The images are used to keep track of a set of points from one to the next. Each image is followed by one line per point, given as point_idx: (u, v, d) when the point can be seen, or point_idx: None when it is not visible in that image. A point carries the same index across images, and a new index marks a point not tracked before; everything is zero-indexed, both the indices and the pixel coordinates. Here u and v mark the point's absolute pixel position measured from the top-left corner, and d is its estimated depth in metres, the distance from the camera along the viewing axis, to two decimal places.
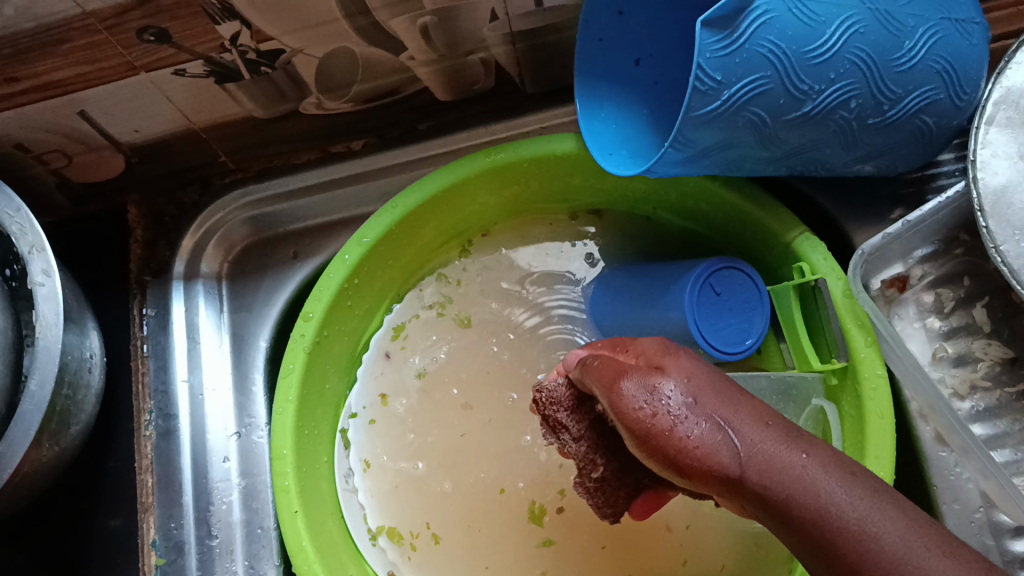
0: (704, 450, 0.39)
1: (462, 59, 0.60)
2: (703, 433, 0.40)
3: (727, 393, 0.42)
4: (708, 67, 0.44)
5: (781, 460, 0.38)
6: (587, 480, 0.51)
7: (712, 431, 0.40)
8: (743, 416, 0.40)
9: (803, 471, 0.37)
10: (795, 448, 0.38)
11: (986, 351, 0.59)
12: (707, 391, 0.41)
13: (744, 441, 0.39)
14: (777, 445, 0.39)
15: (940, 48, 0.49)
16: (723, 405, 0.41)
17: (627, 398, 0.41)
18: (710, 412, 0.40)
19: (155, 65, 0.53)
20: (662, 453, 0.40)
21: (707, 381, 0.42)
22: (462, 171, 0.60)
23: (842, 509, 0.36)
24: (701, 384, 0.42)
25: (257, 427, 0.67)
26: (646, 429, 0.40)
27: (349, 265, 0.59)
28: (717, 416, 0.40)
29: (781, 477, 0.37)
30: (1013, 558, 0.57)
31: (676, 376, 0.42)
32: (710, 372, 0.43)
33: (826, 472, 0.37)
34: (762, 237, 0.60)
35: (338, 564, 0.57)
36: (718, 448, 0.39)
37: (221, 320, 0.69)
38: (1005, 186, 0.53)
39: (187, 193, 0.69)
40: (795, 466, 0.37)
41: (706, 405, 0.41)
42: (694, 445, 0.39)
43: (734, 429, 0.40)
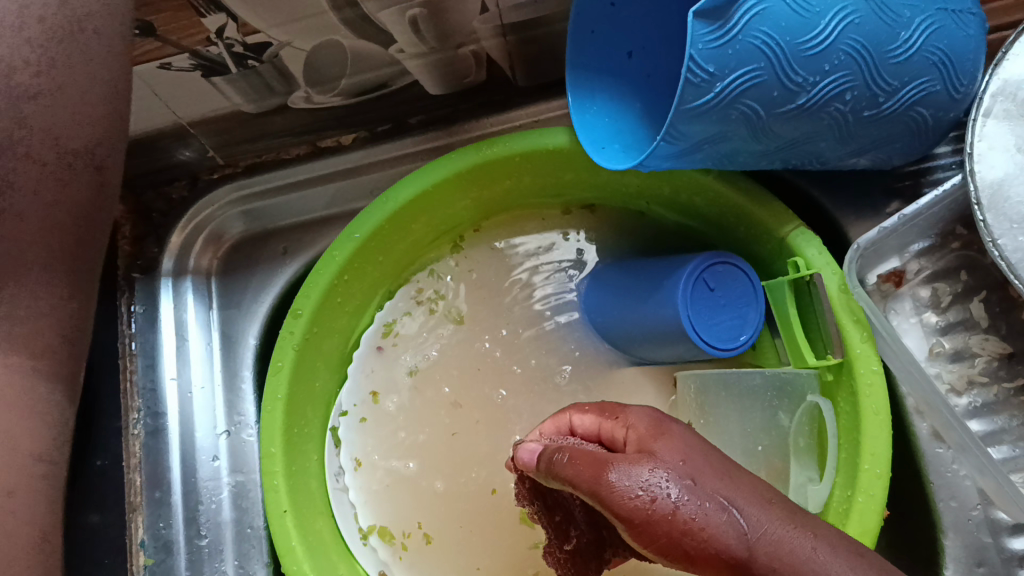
0: (713, 534, 0.35)
1: (452, 52, 0.59)
2: (708, 515, 0.35)
3: (723, 472, 0.38)
4: (700, 59, 0.44)
5: (790, 546, 0.35)
6: (558, 551, 0.51)
7: (716, 512, 0.36)
8: (745, 496, 0.37)
9: (814, 557, 0.34)
10: (804, 532, 0.36)
11: (983, 346, 0.59)
12: (701, 471, 0.38)
13: (750, 521, 0.36)
14: (784, 525, 0.36)
15: (937, 39, 0.48)
16: (722, 486, 0.37)
17: (619, 484, 0.36)
18: (710, 492, 0.37)
19: (141, 58, 0.52)
20: (662, 542, 0.35)
21: (697, 460, 0.39)
22: (453, 165, 0.59)
23: None
24: (696, 464, 0.38)
25: (247, 425, 0.66)
26: (647, 516, 0.35)
27: (339, 261, 0.58)
28: (719, 496, 0.36)
29: (794, 562, 0.34)
30: (1011, 555, 0.57)
31: (663, 461, 0.38)
32: (700, 454, 0.39)
33: (835, 553, 0.35)
34: (756, 231, 0.60)
35: (329, 565, 0.57)
36: (726, 534, 0.35)
37: (210, 318, 0.68)
38: (1003, 180, 0.52)
39: (174, 188, 0.68)
40: (804, 548, 0.35)
41: (703, 484, 0.37)
42: (703, 530, 0.35)
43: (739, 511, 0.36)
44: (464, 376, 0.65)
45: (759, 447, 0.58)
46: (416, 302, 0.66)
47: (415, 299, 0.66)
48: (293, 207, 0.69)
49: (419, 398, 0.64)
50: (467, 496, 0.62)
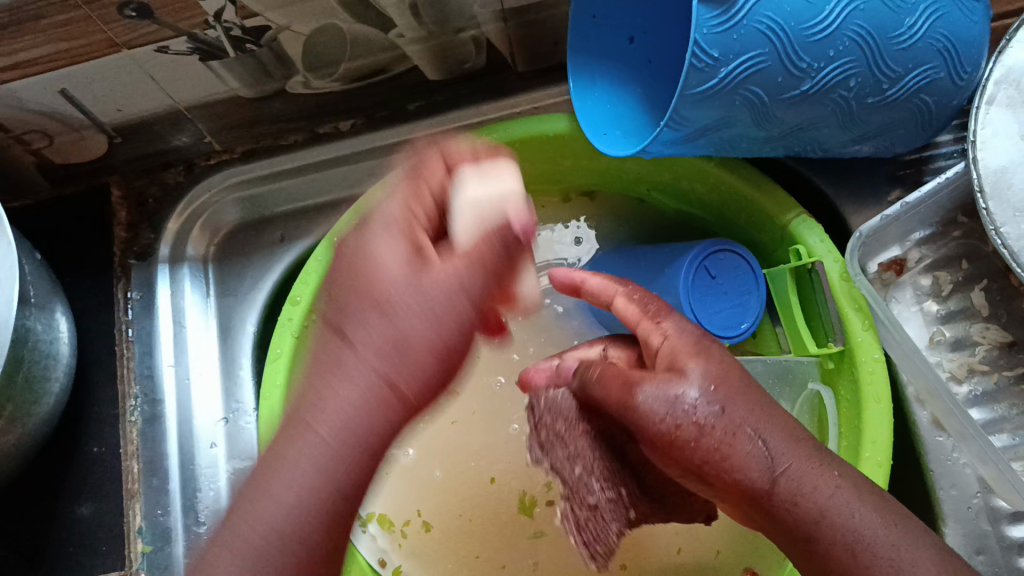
0: (738, 471, 0.41)
1: (451, 37, 0.58)
2: (737, 444, 0.41)
3: (753, 398, 0.43)
4: (704, 43, 0.43)
5: (813, 484, 0.42)
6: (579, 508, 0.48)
7: (743, 440, 0.42)
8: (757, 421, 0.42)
9: (840, 495, 0.42)
10: (828, 471, 0.42)
11: (984, 335, 0.59)
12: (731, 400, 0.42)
13: (774, 456, 0.42)
14: (808, 463, 0.42)
15: (941, 25, 0.48)
16: (748, 419, 0.42)
17: (656, 406, 0.41)
18: (737, 424, 0.42)
19: (138, 41, 0.52)
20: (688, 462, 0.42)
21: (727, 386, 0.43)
22: (453, 151, 0.59)
23: (874, 538, 0.41)
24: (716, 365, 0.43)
25: (245, 412, 0.66)
26: (684, 442, 0.41)
27: (337, 247, 0.58)
28: (740, 428, 0.42)
29: (815, 498, 0.41)
30: (1011, 543, 0.57)
31: (704, 371, 0.43)
32: (731, 372, 0.44)
33: (856, 496, 0.42)
34: (756, 219, 0.60)
35: (328, 554, 0.56)
36: (755, 476, 0.41)
37: (208, 303, 0.68)
38: (1006, 167, 0.52)
39: (170, 173, 0.68)
40: (829, 489, 0.42)
41: (732, 419, 0.42)
42: (729, 462, 0.41)
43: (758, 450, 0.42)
44: (463, 364, 0.64)
45: None
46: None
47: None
48: (290, 193, 0.69)
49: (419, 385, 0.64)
50: (464, 486, 0.62)
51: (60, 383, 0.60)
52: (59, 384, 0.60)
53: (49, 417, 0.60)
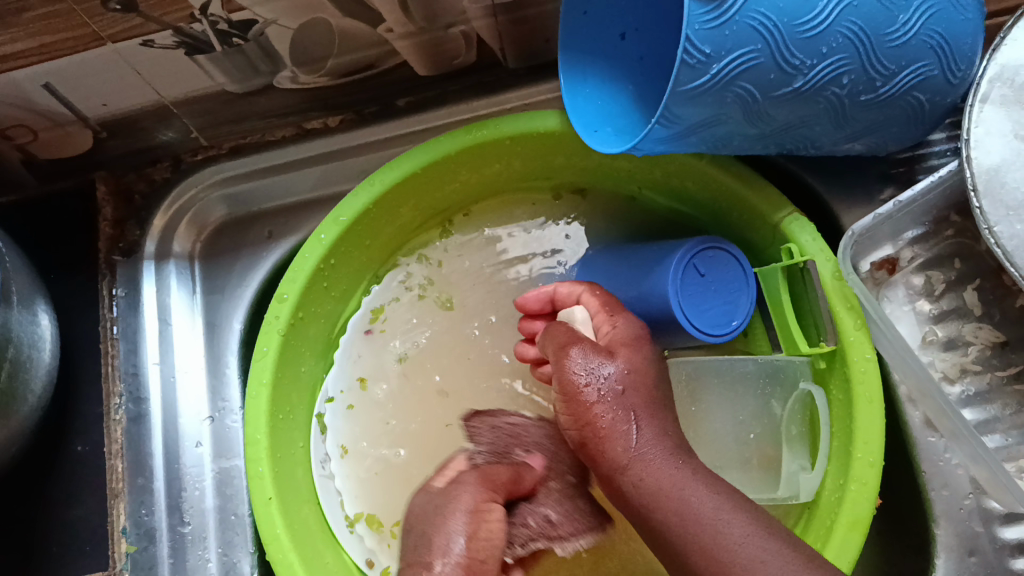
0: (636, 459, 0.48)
1: (441, 32, 0.58)
2: (614, 423, 0.49)
3: (656, 401, 0.50)
4: (696, 39, 0.43)
5: (656, 468, 0.47)
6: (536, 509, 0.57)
7: (622, 423, 0.49)
8: (653, 429, 0.49)
9: (684, 488, 0.46)
10: (682, 464, 0.48)
11: (976, 335, 0.58)
12: (642, 398, 0.50)
13: (640, 440, 0.48)
14: (668, 461, 0.48)
15: (935, 22, 0.47)
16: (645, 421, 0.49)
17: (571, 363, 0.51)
18: (626, 410, 0.49)
19: (123, 35, 0.51)
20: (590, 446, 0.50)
21: (636, 395, 0.50)
22: (442, 148, 0.58)
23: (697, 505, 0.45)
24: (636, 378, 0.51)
25: (231, 411, 0.65)
26: (580, 421, 0.50)
27: (325, 245, 0.57)
28: (635, 417, 0.49)
29: (656, 480, 0.47)
30: (1002, 544, 0.56)
31: (626, 362, 0.51)
32: (648, 370, 0.51)
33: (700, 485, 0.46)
34: (748, 217, 0.59)
35: (315, 555, 0.56)
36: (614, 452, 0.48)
37: (193, 301, 0.67)
38: (1000, 165, 0.52)
39: (157, 169, 0.67)
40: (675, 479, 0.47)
41: (626, 410, 0.49)
42: (603, 438, 0.49)
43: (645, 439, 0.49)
44: (454, 364, 0.64)
45: (751, 436, 0.58)
46: (407, 290, 0.65)
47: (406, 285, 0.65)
48: (277, 189, 0.68)
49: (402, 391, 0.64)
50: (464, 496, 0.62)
51: (42, 380, 0.59)
52: (42, 382, 0.59)
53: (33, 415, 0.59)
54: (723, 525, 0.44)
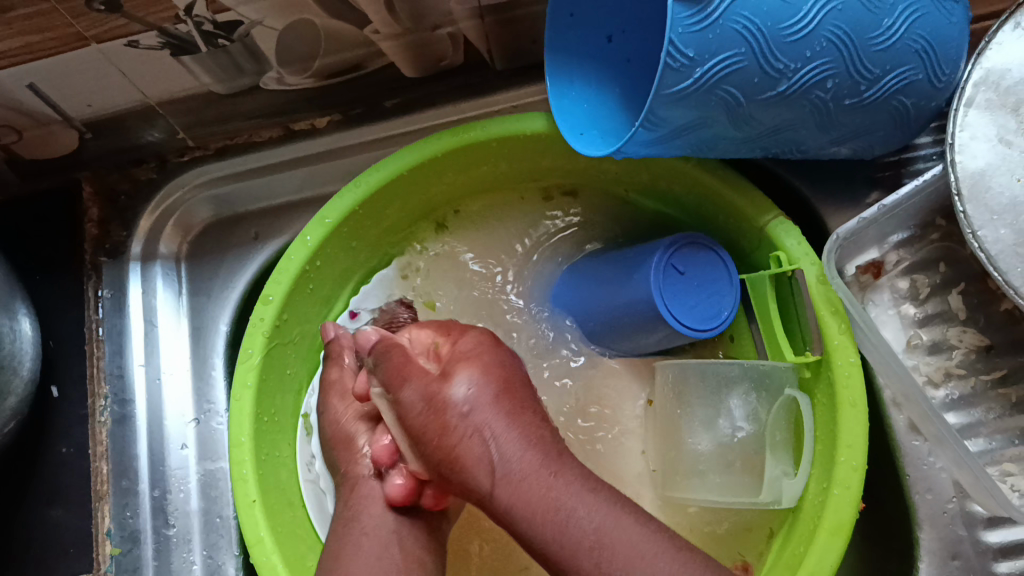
0: (506, 477, 0.45)
1: (428, 33, 0.58)
2: (473, 437, 0.46)
3: (515, 403, 0.48)
4: (681, 43, 0.43)
5: (547, 491, 0.44)
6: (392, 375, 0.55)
7: (474, 438, 0.46)
8: (522, 432, 0.47)
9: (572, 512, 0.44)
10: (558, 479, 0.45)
11: (961, 338, 0.58)
12: (513, 416, 0.47)
13: (501, 456, 0.46)
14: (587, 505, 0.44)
15: (919, 26, 0.47)
16: (525, 443, 0.46)
17: (410, 394, 0.48)
18: (479, 424, 0.46)
19: (107, 35, 0.51)
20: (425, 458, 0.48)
21: (485, 414, 0.47)
22: (428, 150, 0.58)
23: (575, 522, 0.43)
24: (500, 393, 0.48)
25: (217, 413, 0.65)
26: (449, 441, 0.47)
27: (310, 247, 0.57)
28: (489, 424, 0.46)
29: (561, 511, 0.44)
30: (985, 548, 0.57)
31: (490, 379, 0.48)
32: (492, 375, 0.49)
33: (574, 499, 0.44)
34: (734, 220, 0.59)
35: (299, 558, 0.56)
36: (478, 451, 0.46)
37: (179, 303, 0.66)
38: (984, 170, 0.52)
39: (142, 169, 0.66)
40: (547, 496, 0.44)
41: (492, 415, 0.47)
42: (455, 454, 0.46)
43: (520, 460, 0.46)
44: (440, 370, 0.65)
45: (736, 438, 0.57)
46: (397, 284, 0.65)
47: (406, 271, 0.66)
48: (264, 191, 0.68)
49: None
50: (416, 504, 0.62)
51: (21, 385, 0.59)
52: (22, 384, 0.59)
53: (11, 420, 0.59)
54: (571, 521, 0.44)
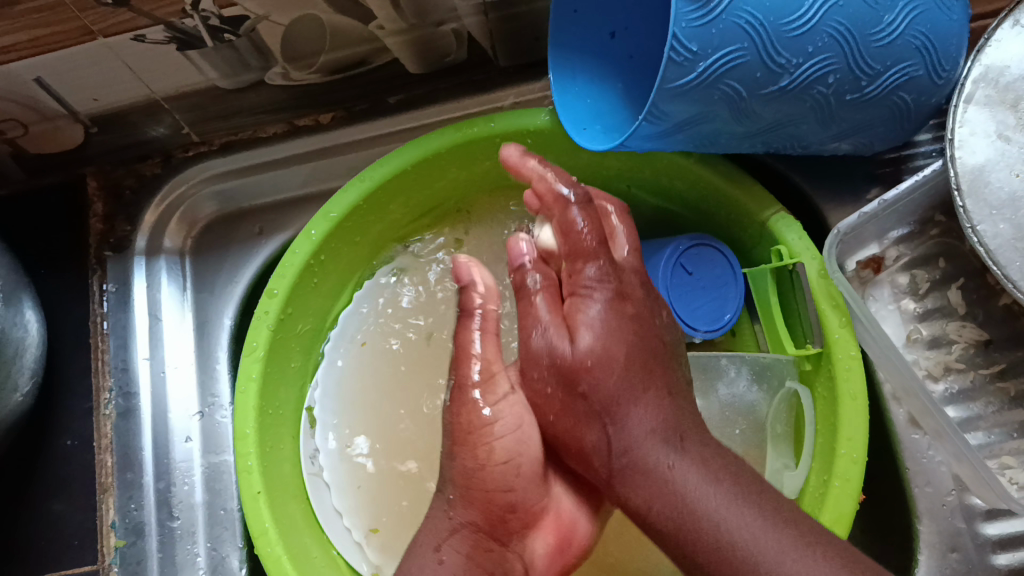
0: (624, 454, 0.44)
1: (433, 29, 0.58)
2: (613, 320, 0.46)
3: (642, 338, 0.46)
4: (683, 37, 0.43)
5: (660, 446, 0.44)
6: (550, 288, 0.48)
7: (585, 311, 0.46)
8: (649, 402, 0.45)
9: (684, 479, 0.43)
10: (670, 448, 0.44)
11: (960, 333, 0.59)
12: (676, 428, 0.44)
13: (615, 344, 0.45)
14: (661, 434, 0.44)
15: (920, 23, 0.48)
16: (667, 429, 0.44)
17: (537, 341, 0.46)
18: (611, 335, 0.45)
19: (113, 30, 0.51)
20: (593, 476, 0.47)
21: (612, 375, 0.44)
22: (432, 144, 0.58)
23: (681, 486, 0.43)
24: (637, 356, 0.45)
25: (221, 406, 0.65)
26: (609, 461, 0.45)
27: (315, 240, 0.58)
28: (628, 397, 0.45)
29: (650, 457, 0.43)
30: (985, 541, 0.57)
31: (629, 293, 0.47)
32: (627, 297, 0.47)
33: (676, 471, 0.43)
34: (735, 216, 0.59)
35: (302, 549, 0.56)
36: (595, 439, 0.45)
37: (183, 297, 0.67)
38: (983, 166, 0.52)
39: (147, 166, 0.67)
40: (664, 470, 0.43)
41: (629, 387, 0.45)
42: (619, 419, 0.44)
43: (660, 456, 0.43)
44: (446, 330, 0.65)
45: (736, 432, 0.58)
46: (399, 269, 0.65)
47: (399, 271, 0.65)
48: (267, 186, 0.68)
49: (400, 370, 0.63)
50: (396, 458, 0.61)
51: (26, 378, 0.59)
52: (26, 376, 0.59)
53: (24, 405, 0.60)
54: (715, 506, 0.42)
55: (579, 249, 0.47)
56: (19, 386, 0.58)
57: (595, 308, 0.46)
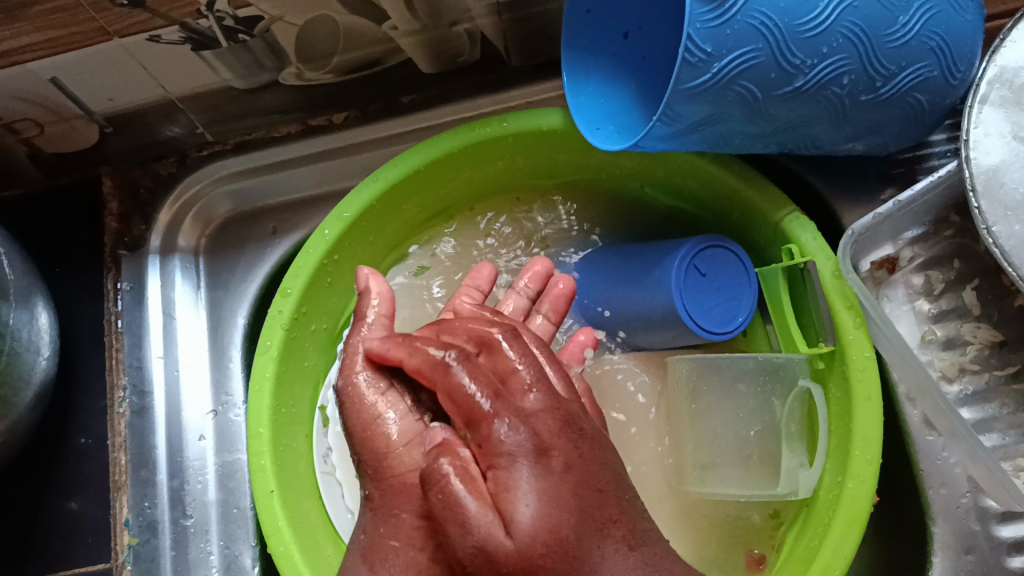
0: (619, 546, 0.39)
1: (446, 30, 0.58)
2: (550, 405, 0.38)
3: (585, 443, 0.38)
4: (698, 38, 0.43)
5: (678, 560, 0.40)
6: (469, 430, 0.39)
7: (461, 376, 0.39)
8: (621, 535, 0.38)
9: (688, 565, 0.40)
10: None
11: (975, 334, 0.59)
12: (582, 519, 0.36)
13: (544, 424, 0.37)
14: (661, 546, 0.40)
15: (935, 23, 0.47)
16: (601, 512, 0.37)
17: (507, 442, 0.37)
18: (568, 415, 0.38)
19: (129, 31, 0.51)
20: (497, 494, 0.37)
21: (584, 465, 0.37)
22: (445, 145, 0.58)
23: (624, 534, 0.38)
24: (565, 451, 0.37)
25: (234, 405, 0.65)
26: (552, 534, 0.35)
27: (328, 241, 0.58)
28: (597, 524, 0.37)
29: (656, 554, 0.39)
30: (999, 543, 0.57)
31: (550, 387, 0.39)
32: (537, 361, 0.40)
33: (629, 496, 0.39)
34: (750, 216, 0.59)
35: (316, 547, 0.56)
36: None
37: (198, 296, 0.67)
38: (998, 166, 0.52)
39: (162, 165, 0.67)
40: (615, 537, 0.38)
41: (575, 517, 0.36)
42: (593, 552, 0.36)
43: (608, 556, 0.37)
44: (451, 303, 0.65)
45: (751, 433, 0.57)
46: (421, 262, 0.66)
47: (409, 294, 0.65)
48: (282, 186, 0.68)
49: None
50: None
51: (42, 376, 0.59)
52: (42, 375, 0.59)
53: (44, 386, 0.60)
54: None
55: (495, 327, 0.43)
56: (42, 351, 0.59)
57: (537, 402, 0.38)
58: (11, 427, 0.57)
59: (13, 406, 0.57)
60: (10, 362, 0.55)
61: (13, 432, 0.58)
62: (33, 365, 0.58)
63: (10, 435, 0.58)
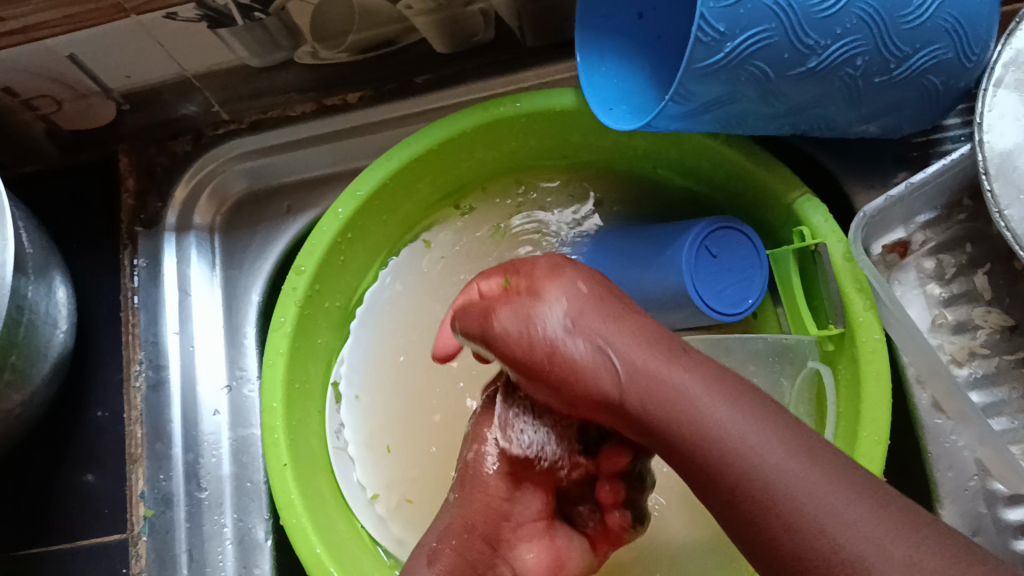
0: (693, 431, 0.41)
1: (460, 9, 0.58)
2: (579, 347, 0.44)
3: (646, 335, 0.45)
4: (711, 17, 0.44)
5: (763, 456, 0.39)
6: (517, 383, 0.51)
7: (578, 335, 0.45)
8: (693, 367, 0.43)
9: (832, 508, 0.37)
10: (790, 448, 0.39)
11: (986, 318, 0.59)
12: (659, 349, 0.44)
13: (625, 362, 0.43)
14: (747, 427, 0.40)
15: (950, 5, 0.47)
16: (707, 384, 0.42)
17: (575, 357, 0.44)
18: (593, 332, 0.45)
19: (145, 7, 0.52)
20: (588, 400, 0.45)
21: (651, 380, 0.43)
22: (458, 124, 0.59)
23: (745, 451, 0.39)
24: (639, 330, 0.45)
25: (248, 380, 0.67)
26: (635, 392, 0.43)
27: (343, 219, 0.58)
28: (667, 364, 0.43)
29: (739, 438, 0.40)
30: (1007, 525, 0.57)
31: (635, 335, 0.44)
32: (627, 323, 0.45)
33: (730, 418, 0.40)
34: (763, 197, 0.59)
35: (328, 520, 0.57)
36: (676, 431, 0.41)
37: (212, 273, 0.68)
38: (1013, 150, 0.52)
39: (178, 143, 0.68)
40: (680, 402, 0.42)
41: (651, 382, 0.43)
42: (668, 387, 0.42)
43: (709, 410, 0.41)
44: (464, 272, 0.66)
45: None
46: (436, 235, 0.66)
47: (421, 272, 0.66)
48: (296, 164, 0.69)
49: (406, 361, 0.64)
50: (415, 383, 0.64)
51: (59, 348, 0.60)
52: (59, 348, 0.60)
53: (61, 360, 0.61)
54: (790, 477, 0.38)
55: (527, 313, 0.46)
56: (60, 324, 0.60)
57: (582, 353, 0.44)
58: (31, 397, 0.58)
59: (33, 377, 0.57)
60: (29, 334, 0.56)
61: (33, 401, 0.59)
62: (51, 338, 0.59)
63: (31, 405, 0.59)
